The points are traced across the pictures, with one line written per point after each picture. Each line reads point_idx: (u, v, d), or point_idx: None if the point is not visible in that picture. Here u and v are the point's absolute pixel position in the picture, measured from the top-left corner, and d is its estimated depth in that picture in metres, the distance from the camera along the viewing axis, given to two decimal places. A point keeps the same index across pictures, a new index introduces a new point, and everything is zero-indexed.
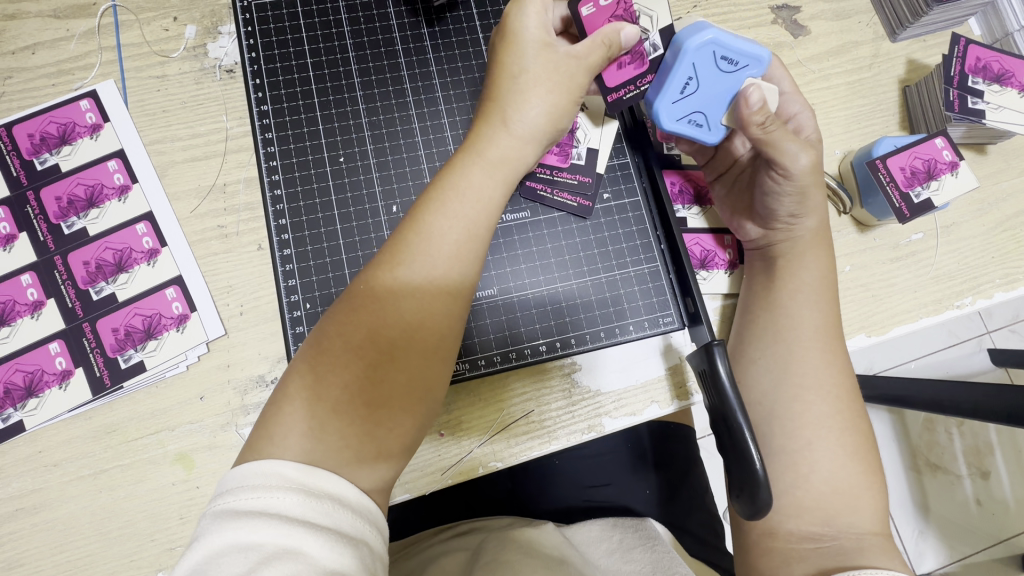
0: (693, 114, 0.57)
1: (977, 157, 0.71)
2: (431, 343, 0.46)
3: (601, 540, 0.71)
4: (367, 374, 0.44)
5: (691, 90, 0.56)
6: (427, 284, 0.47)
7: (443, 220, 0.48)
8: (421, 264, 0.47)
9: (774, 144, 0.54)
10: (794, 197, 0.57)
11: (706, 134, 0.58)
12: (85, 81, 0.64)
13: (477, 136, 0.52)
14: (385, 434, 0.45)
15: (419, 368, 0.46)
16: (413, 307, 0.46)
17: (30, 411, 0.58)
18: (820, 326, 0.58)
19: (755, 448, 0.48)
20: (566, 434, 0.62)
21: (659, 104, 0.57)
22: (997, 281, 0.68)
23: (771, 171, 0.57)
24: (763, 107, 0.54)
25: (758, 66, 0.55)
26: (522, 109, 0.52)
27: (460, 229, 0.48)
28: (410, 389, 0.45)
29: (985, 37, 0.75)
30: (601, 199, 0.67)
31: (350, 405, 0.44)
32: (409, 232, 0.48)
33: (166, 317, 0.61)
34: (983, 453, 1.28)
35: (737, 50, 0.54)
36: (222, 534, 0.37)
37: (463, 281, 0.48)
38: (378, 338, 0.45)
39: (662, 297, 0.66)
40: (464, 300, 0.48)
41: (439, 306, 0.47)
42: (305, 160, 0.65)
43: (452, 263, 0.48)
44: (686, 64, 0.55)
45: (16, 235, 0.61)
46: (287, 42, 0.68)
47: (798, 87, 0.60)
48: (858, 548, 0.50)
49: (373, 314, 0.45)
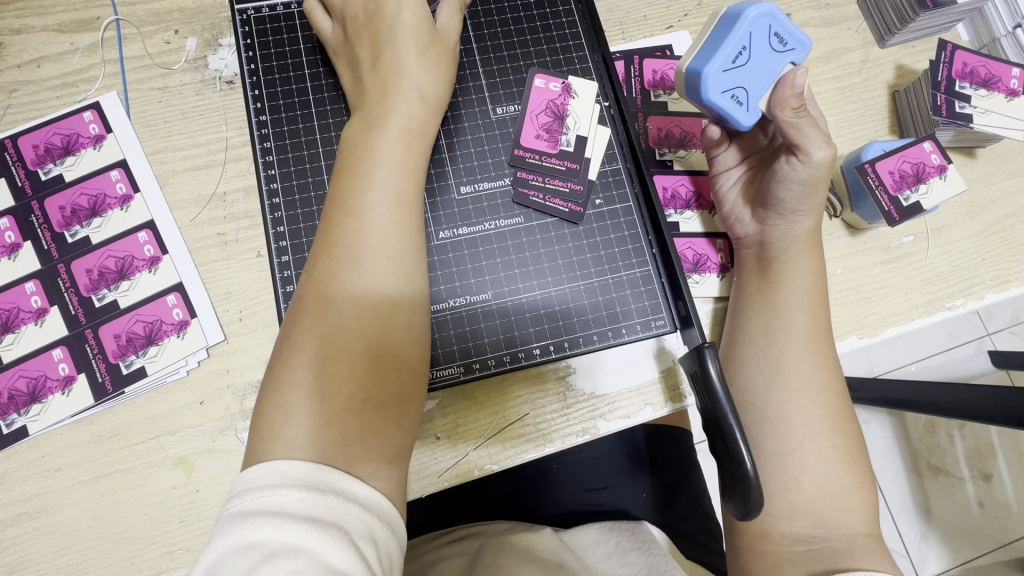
0: (736, 88, 0.57)
1: (966, 161, 0.72)
2: (388, 307, 0.49)
3: (598, 543, 0.71)
4: (341, 355, 0.47)
5: (742, 61, 0.56)
6: (376, 249, 0.50)
7: (371, 196, 0.51)
8: (364, 235, 0.50)
9: (800, 127, 0.56)
10: (804, 186, 0.58)
11: (743, 114, 0.57)
12: (89, 93, 0.66)
13: (380, 112, 0.56)
14: (390, 391, 0.48)
15: (387, 334, 0.49)
16: (367, 274, 0.49)
17: (34, 416, 0.59)
18: (810, 329, 0.58)
19: (745, 447, 0.49)
20: (560, 436, 0.63)
21: (709, 68, 0.56)
22: (988, 283, 0.69)
23: (790, 156, 0.57)
24: (801, 94, 0.57)
25: (801, 53, 0.57)
26: (410, 76, 0.57)
27: (390, 192, 0.52)
28: (384, 355, 0.48)
29: (973, 43, 0.76)
30: (593, 205, 0.68)
31: (335, 388, 0.46)
32: (341, 213, 0.51)
33: (166, 323, 0.62)
34: (985, 456, 1.27)
35: (789, 31, 0.56)
36: (229, 535, 0.38)
37: (405, 248, 0.51)
38: (343, 321, 0.48)
39: (655, 300, 0.66)
40: (412, 267, 0.51)
41: (396, 263, 0.50)
42: (303, 168, 0.65)
43: (394, 220, 0.51)
44: (742, 32, 0.56)
45: (21, 244, 0.62)
46: (285, 53, 0.68)
47: (814, 96, 0.64)
48: (847, 551, 0.50)
49: (332, 294, 0.48)
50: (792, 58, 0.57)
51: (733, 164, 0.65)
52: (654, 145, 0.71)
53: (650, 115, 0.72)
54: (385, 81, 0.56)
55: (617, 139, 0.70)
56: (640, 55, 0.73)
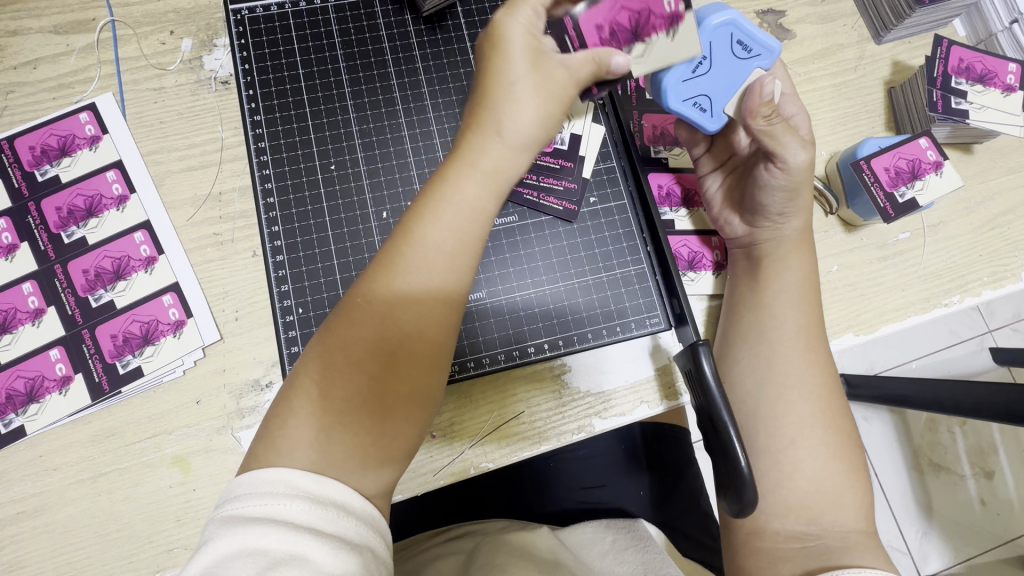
0: (697, 96, 0.57)
1: (963, 157, 0.71)
2: (423, 348, 0.48)
3: (594, 541, 0.71)
4: (368, 384, 0.46)
5: (702, 70, 0.57)
6: (423, 294, 0.48)
7: (436, 233, 0.49)
8: (417, 275, 0.48)
9: (774, 135, 0.55)
10: (784, 193, 0.58)
11: (708, 120, 0.58)
12: (85, 94, 0.66)
13: (468, 144, 0.52)
14: (403, 432, 0.47)
15: (416, 377, 0.47)
16: (411, 319, 0.47)
17: (31, 416, 0.59)
18: (804, 325, 0.58)
19: (739, 444, 0.49)
20: (556, 435, 0.62)
21: (669, 79, 0.57)
22: (985, 279, 0.68)
23: (769, 164, 0.58)
24: (772, 100, 0.55)
25: (768, 58, 0.56)
26: (514, 114, 0.51)
27: (452, 241, 0.49)
28: (410, 397, 0.47)
29: (970, 38, 0.76)
30: (587, 203, 0.69)
31: (354, 414, 0.45)
32: (404, 244, 0.48)
33: (163, 323, 0.62)
34: (986, 453, 1.27)
35: (753, 37, 0.56)
36: (231, 539, 0.38)
37: (456, 295, 0.49)
38: (379, 349, 0.46)
39: (649, 298, 0.67)
40: (456, 310, 0.50)
41: (437, 316, 0.48)
42: (298, 168, 0.67)
43: (447, 273, 0.49)
44: (702, 41, 0.56)
45: (18, 245, 0.62)
46: (279, 54, 0.69)
47: (795, 90, 0.61)
48: (842, 548, 0.50)
49: (378, 322, 0.47)
50: (758, 65, 0.57)
51: (714, 167, 0.66)
52: (649, 142, 0.71)
53: (645, 113, 0.71)
54: (491, 117, 0.51)
55: (610, 137, 0.70)
56: None
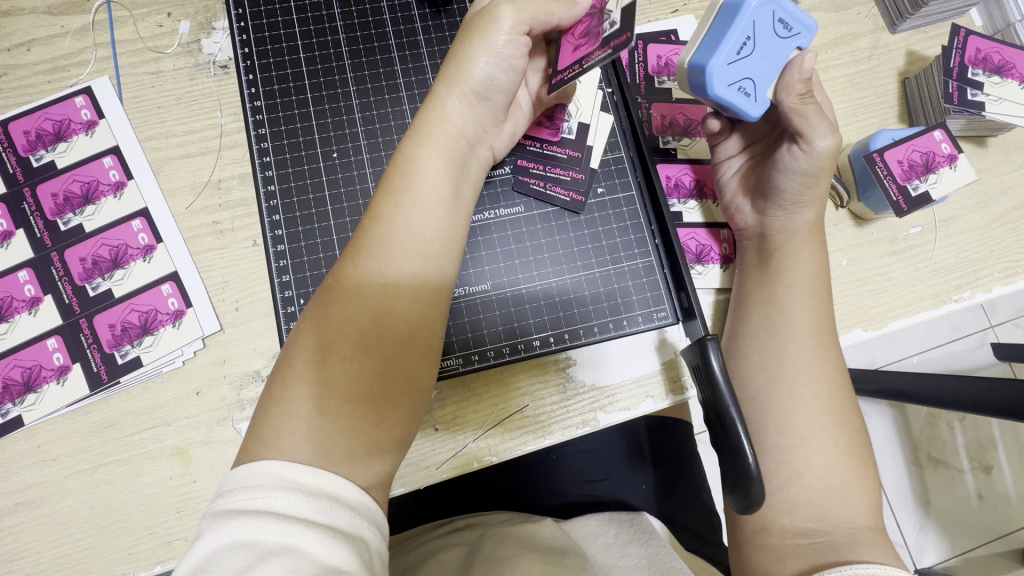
0: (742, 80, 0.53)
1: (976, 150, 0.70)
2: (406, 327, 0.47)
3: (597, 534, 0.71)
4: (347, 368, 0.45)
5: (747, 52, 0.52)
6: (398, 273, 0.47)
7: (407, 210, 0.48)
8: (392, 253, 0.47)
9: (806, 114, 0.54)
10: (805, 176, 0.57)
11: (753, 105, 0.54)
12: (80, 78, 0.64)
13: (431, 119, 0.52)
14: (388, 417, 0.45)
15: (399, 359, 0.46)
16: (385, 294, 0.47)
17: (29, 406, 0.58)
18: (814, 322, 0.57)
19: (746, 441, 0.48)
20: (560, 428, 0.62)
21: (713, 63, 0.52)
22: (996, 275, 0.67)
23: (791, 145, 0.57)
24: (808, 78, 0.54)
25: (807, 36, 0.54)
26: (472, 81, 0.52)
27: (423, 214, 0.49)
28: (394, 378, 0.46)
29: (987, 28, 0.74)
30: (595, 194, 0.68)
31: (334, 401, 0.44)
32: (373, 226, 0.48)
33: (161, 313, 0.61)
34: (985, 448, 1.26)
35: (793, 15, 0.53)
36: (221, 533, 0.38)
37: (435, 270, 0.49)
38: (355, 331, 0.45)
39: (657, 291, 0.66)
40: (438, 284, 0.49)
41: (415, 292, 0.48)
42: (298, 155, 0.65)
43: (421, 249, 0.48)
44: (745, 22, 0.52)
45: (13, 232, 0.61)
46: (279, 37, 0.68)
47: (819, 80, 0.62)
48: (850, 544, 0.50)
49: (356, 304, 0.46)
50: (797, 44, 0.54)
51: (735, 152, 0.64)
52: (658, 132, 0.70)
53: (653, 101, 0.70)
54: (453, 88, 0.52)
55: (618, 126, 0.69)
56: (644, 40, 0.71)
